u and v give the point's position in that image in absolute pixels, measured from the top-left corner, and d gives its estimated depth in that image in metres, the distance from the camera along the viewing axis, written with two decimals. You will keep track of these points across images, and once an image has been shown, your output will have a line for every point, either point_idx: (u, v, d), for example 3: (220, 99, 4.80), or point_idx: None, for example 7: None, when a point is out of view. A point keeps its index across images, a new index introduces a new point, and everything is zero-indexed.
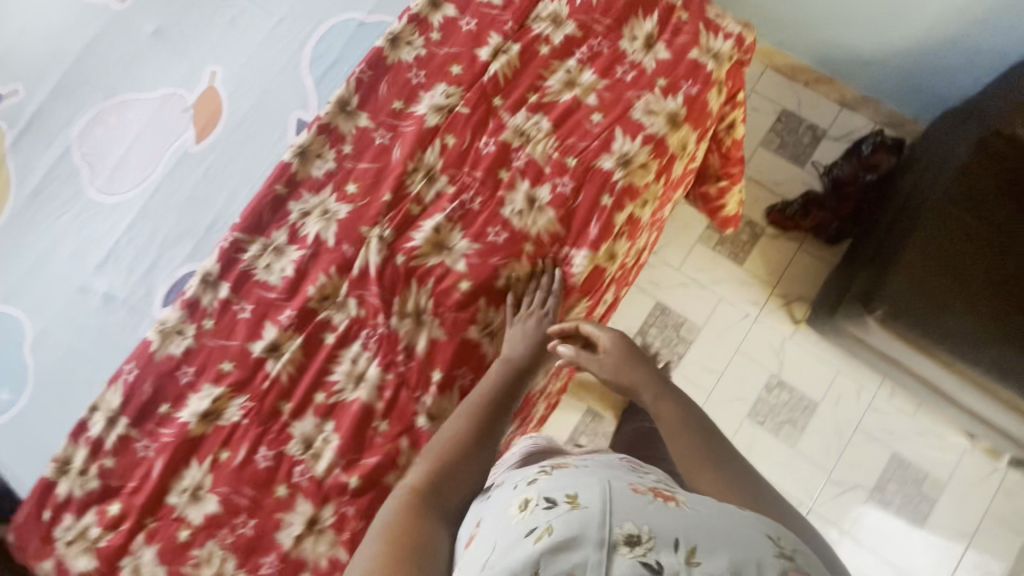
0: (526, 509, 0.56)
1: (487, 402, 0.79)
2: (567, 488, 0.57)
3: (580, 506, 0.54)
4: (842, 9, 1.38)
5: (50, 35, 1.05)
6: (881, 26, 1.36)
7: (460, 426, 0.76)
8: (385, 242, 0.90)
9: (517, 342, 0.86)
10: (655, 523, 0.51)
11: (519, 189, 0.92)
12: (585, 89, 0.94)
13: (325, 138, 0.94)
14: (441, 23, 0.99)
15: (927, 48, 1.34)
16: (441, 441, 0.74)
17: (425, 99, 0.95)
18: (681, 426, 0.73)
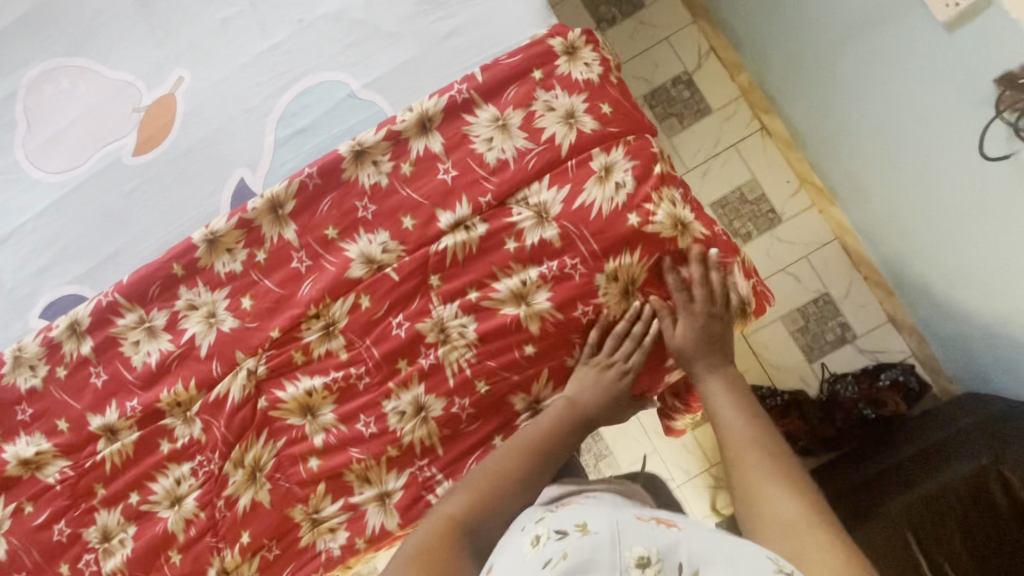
0: (538, 544, 0.61)
1: (543, 445, 0.76)
2: (574, 519, 0.63)
3: (589, 529, 0.59)
4: (937, 249, 1.35)
5: None
6: (964, 276, 1.30)
7: (506, 455, 0.75)
8: (252, 378, 0.82)
9: (587, 390, 0.79)
10: (658, 542, 0.58)
11: (410, 391, 0.80)
12: (531, 312, 0.80)
13: (242, 236, 0.84)
14: (418, 156, 0.84)
15: (1001, 341, 1.30)
16: (486, 471, 0.74)
17: (360, 239, 0.83)
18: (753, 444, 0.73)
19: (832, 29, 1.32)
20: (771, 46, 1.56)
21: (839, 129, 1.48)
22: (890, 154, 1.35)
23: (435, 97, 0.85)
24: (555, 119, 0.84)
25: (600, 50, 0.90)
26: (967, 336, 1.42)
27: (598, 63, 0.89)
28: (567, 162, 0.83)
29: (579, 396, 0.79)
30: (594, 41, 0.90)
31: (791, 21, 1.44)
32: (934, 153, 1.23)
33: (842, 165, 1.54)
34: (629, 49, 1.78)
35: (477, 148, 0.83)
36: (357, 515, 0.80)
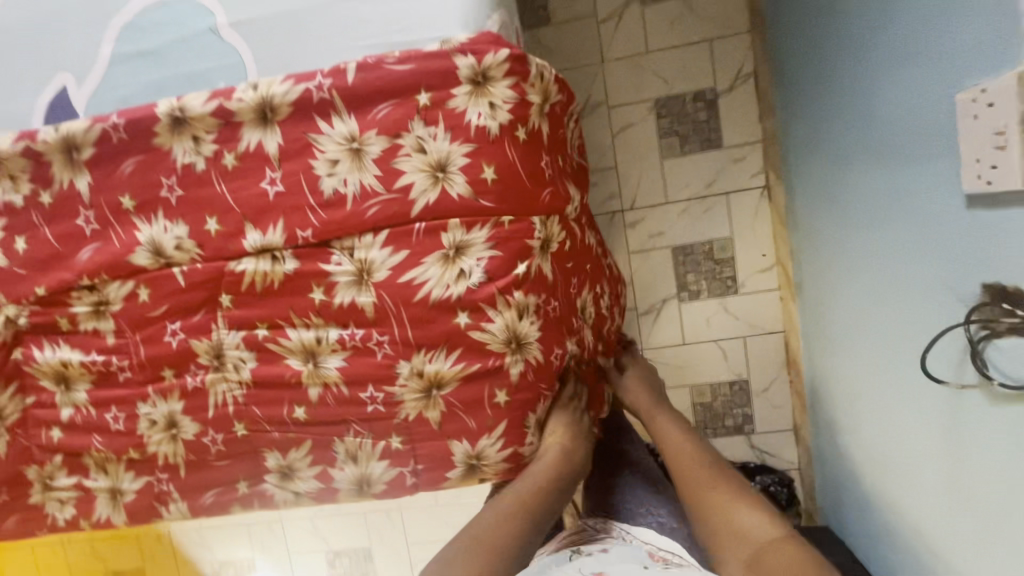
0: None
1: (534, 492, 0.69)
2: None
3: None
4: (858, 398, 1.21)
5: None
6: (872, 438, 1.17)
7: (504, 515, 0.66)
8: (11, 327, 0.74)
9: (576, 444, 0.76)
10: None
11: (168, 403, 0.73)
12: (314, 374, 0.71)
13: (28, 168, 0.71)
14: (247, 151, 0.68)
15: (875, 511, 1.21)
16: (481, 536, 0.63)
17: (155, 222, 0.70)
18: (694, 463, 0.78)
19: (863, 131, 1.05)
20: (806, 107, 1.27)
21: (829, 236, 1.25)
22: (859, 295, 1.16)
23: (289, 82, 0.67)
24: (420, 165, 0.68)
25: (523, 88, 0.69)
26: (848, 484, 1.33)
27: (510, 107, 0.69)
28: (415, 224, 0.68)
29: (570, 448, 0.75)
30: (520, 73, 0.69)
31: (831, 93, 1.14)
32: (893, 324, 1.04)
33: (818, 273, 1.34)
34: (660, 38, 1.49)
35: (317, 167, 0.67)
36: (87, 498, 0.78)
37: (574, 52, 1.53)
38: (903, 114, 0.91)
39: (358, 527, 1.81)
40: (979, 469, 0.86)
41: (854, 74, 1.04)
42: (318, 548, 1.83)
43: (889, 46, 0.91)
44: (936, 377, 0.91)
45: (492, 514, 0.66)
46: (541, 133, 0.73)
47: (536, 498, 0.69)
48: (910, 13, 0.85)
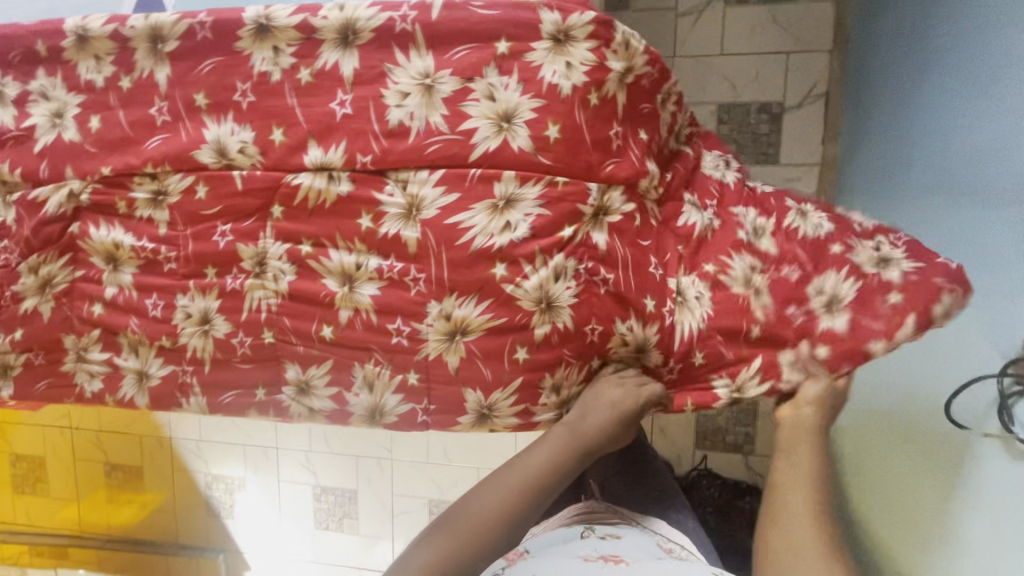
0: None
1: (529, 483, 0.71)
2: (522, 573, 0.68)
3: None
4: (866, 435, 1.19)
5: None
6: (874, 477, 1.15)
7: (494, 496, 0.70)
8: (73, 201, 0.78)
9: (592, 415, 0.73)
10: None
11: (206, 300, 0.76)
12: (348, 298, 0.72)
13: (114, 51, 0.74)
14: (323, 69, 0.69)
15: None
16: (468, 512, 0.69)
17: (224, 124, 0.72)
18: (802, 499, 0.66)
19: (934, 162, 0.99)
20: (879, 130, 1.21)
21: (871, 266, 1.21)
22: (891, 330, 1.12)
23: (375, 9, 0.68)
24: (487, 112, 0.68)
25: (602, 53, 0.69)
26: None
27: (585, 69, 0.68)
28: (471, 168, 0.69)
29: (584, 419, 0.73)
30: (601, 38, 0.69)
31: (908, 118, 1.08)
32: (919, 365, 1.00)
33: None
34: (736, 42, 1.46)
35: (387, 96, 0.69)
36: (116, 375, 0.82)
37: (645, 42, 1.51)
38: (982, 150, 0.86)
39: (349, 470, 1.85)
40: (984, 527, 0.84)
41: (938, 101, 0.98)
42: (307, 480, 1.89)
43: (982, 82, 0.86)
44: (957, 422, 0.89)
45: (484, 495, 0.70)
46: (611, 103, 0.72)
47: (530, 483, 0.71)
48: (1014, 43, 0.79)
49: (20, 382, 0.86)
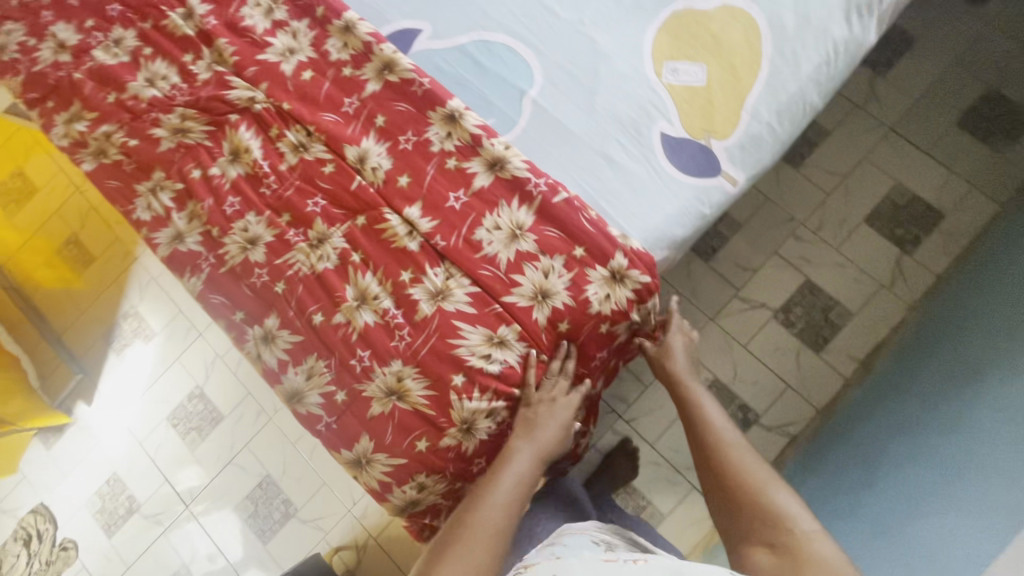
0: None
1: (515, 488, 0.75)
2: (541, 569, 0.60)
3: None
4: None
5: None
6: None
7: (503, 506, 0.72)
8: (247, 103, 0.97)
9: (548, 424, 0.83)
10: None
11: (263, 230, 0.93)
12: (349, 310, 0.88)
13: (357, 50, 0.96)
14: (465, 170, 0.90)
15: None
16: (483, 527, 0.69)
17: (379, 145, 0.92)
18: (727, 439, 0.81)
19: (1010, 419, 1.01)
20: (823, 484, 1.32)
21: (884, 505, 1.13)
22: None
23: (525, 166, 0.89)
24: (535, 280, 0.87)
25: (633, 305, 0.89)
26: None
27: (616, 306, 0.87)
28: (496, 304, 0.86)
29: (540, 428, 0.83)
30: (641, 295, 0.89)
31: (983, 376, 1.12)
32: None
33: None
34: (761, 344, 1.67)
35: (486, 218, 0.88)
36: (162, 221, 0.97)
37: (702, 291, 1.73)
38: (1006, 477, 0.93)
39: (232, 397, 1.85)
40: None
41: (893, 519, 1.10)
42: (195, 377, 1.89)
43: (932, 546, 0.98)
44: None
45: (489, 507, 0.71)
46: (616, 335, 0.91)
47: (520, 488, 0.75)
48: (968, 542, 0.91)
49: (101, 167, 1.02)
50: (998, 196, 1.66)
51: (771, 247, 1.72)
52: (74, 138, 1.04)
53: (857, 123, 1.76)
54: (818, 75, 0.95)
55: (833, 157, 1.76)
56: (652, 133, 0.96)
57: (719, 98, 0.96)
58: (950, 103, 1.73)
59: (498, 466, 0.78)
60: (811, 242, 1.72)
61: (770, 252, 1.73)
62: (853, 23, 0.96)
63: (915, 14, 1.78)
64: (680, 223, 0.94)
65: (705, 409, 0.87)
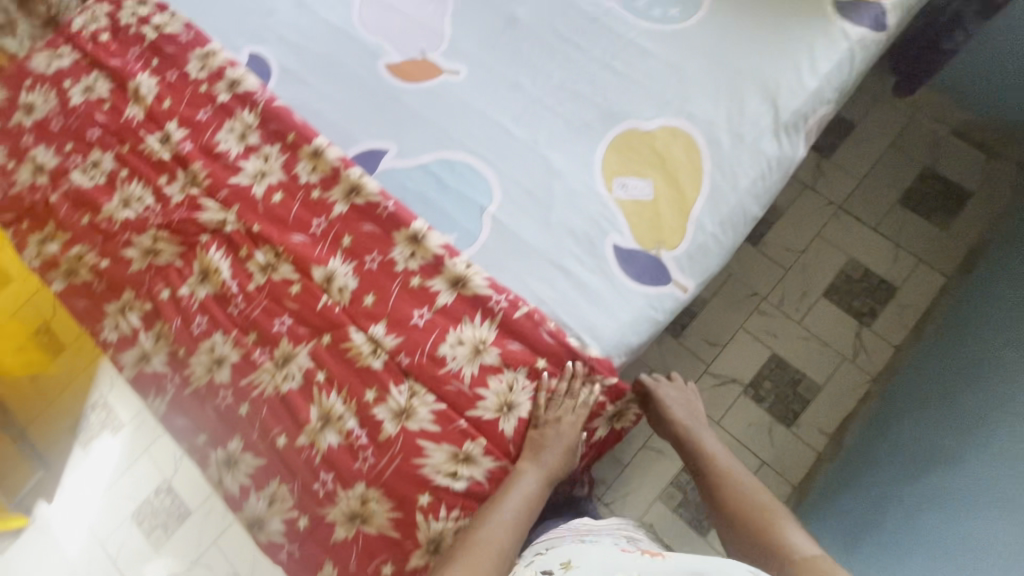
0: None
1: (520, 506, 0.83)
2: (561, 557, 0.77)
3: (574, 567, 0.74)
4: None
5: None
6: None
7: (506, 527, 0.81)
8: (218, 224, 1.01)
9: (555, 445, 0.87)
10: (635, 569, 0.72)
11: (230, 349, 0.94)
12: (315, 431, 0.89)
13: (325, 173, 1.02)
14: (428, 288, 0.93)
15: None
16: (486, 543, 0.79)
17: (345, 264, 0.96)
18: (739, 484, 1.00)
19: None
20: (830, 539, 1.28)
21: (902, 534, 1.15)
22: None
23: (487, 283, 0.93)
24: (499, 394, 0.88)
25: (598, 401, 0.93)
26: None
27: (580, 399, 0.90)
28: (460, 420, 0.87)
29: (548, 450, 0.87)
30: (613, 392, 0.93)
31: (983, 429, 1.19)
32: None
33: None
34: (735, 418, 1.70)
35: (450, 334, 0.91)
36: (129, 341, 0.98)
37: (675, 366, 1.76)
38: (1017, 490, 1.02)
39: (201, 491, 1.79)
40: None
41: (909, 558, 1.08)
42: (163, 470, 1.83)
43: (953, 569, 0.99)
44: None
45: (492, 526, 0.80)
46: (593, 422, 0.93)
47: (525, 506, 0.83)
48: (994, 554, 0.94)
49: (71, 287, 1.04)
50: (944, 270, 1.75)
51: (738, 322, 1.78)
52: (46, 258, 1.06)
53: (808, 201, 1.87)
54: (755, 188, 1.03)
55: (790, 233, 1.85)
56: (606, 245, 1.01)
57: (667, 212, 1.03)
58: (893, 181, 1.85)
59: (505, 486, 0.85)
60: (776, 316, 1.78)
61: (737, 326, 1.78)
62: (783, 141, 1.04)
63: (852, 101, 1.93)
64: (636, 330, 0.98)
65: (717, 460, 1.06)
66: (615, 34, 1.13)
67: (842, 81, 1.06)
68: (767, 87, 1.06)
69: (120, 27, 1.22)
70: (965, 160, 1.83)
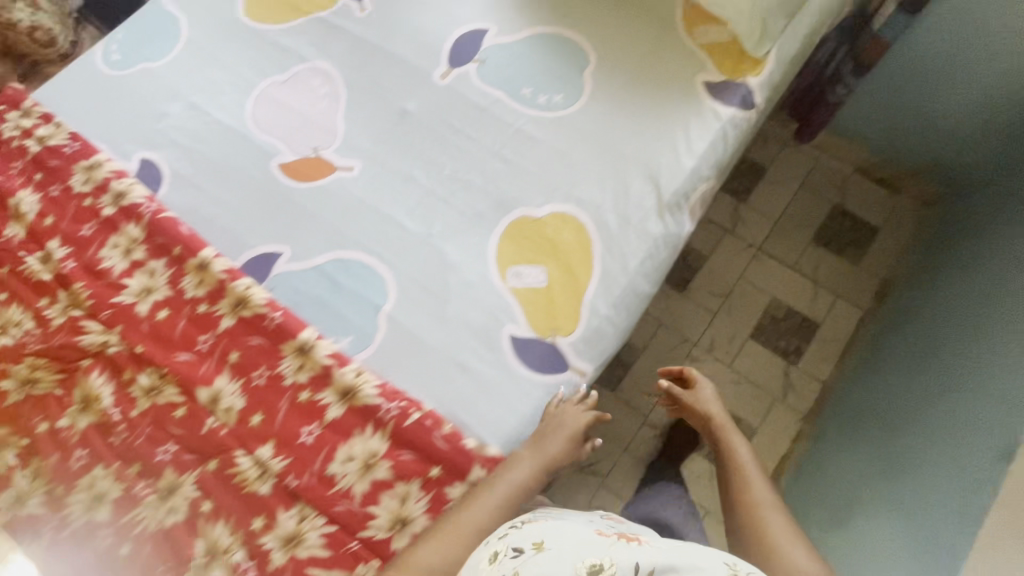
0: (497, 559, 0.73)
1: (513, 489, 0.88)
2: (532, 536, 0.75)
3: (547, 545, 0.72)
4: None
5: (395, 35, 1.24)
6: None
7: (491, 508, 0.85)
8: (99, 348, 0.98)
9: (552, 438, 0.93)
10: (614, 558, 0.69)
11: (111, 484, 0.90)
12: (200, 567, 0.84)
13: (211, 286, 1.00)
14: (318, 401, 0.92)
15: None
16: (467, 524, 0.83)
17: (232, 383, 0.94)
18: (763, 492, 1.03)
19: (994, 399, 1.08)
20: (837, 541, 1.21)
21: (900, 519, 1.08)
22: None
23: (377, 392, 0.92)
24: (392, 509, 0.86)
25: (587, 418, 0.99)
26: None
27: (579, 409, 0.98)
28: (352, 542, 0.85)
29: (548, 441, 0.93)
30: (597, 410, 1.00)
31: (919, 441, 1.21)
32: None
33: None
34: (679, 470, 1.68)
35: (340, 450, 0.89)
36: (4, 481, 0.93)
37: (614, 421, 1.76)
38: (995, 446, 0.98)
39: None
40: None
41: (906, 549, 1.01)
42: None
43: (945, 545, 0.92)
44: None
45: (479, 507, 0.85)
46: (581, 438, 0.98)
47: (512, 494, 0.87)
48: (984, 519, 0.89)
49: None
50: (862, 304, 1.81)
51: None
52: None
53: (729, 245, 1.92)
54: (644, 268, 1.06)
55: (715, 277, 1.90)
56: (502, 337, 1.01)
57: (560, 299, 1.04)
58: (806, 220, 1.92)
59: (497, 472, 0.89)
60: (708, 361, 1.81)
61: None
62: (668, 220, 1.08)
63: (762, 146, 2.01)
64: (536, 422, 0.98)
65: (744, 461, 1.10)
66: (503, 122, 1.16)
67: (718, 158, 1.10)
68: (648, 168, 1.09)
69: (3, 140, 1.19)
70: (870, 196, 1.92)
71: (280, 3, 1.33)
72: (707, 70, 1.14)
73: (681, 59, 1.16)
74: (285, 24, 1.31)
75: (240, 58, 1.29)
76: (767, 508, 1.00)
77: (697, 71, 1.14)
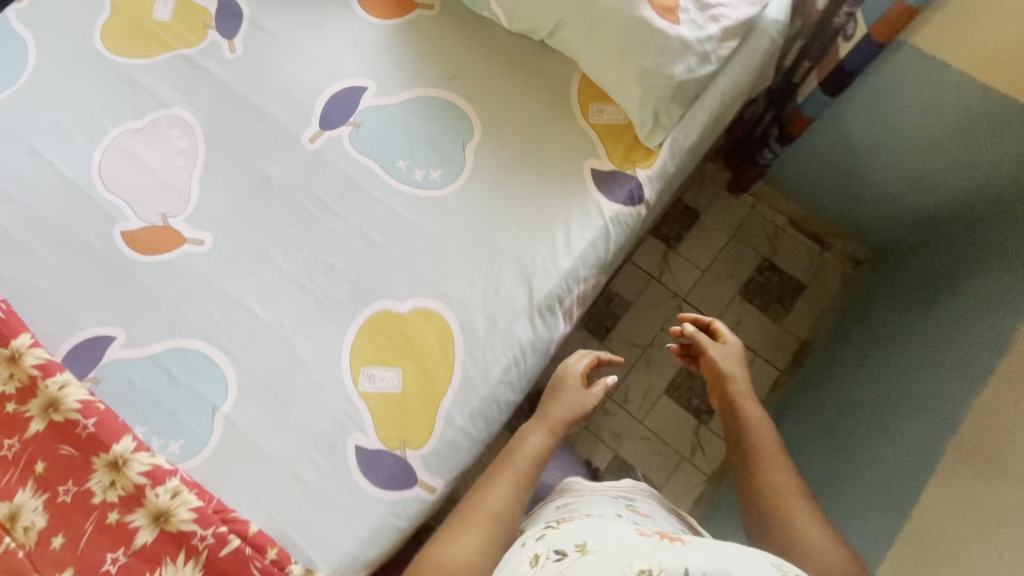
0: (540, 564, 0.70)
1: (523, 459, 1.00)
2: (575, 539, 0.71)
3: (590, 546, 0.69)
4: None
5: (266, 86, 1.12)
6: None
7: (505, 487, 0.95)
8: None
9: (558, 405, 1.08)
10: (661, 559, 0.64)
11: None
12: None
13: (22, 382, 0.90)
14: (127, 523, 0.85)
15: None
16: (485, 506, 0.92)
17: (35, 497, 0.86)
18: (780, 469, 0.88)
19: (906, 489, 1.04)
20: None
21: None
22: None
23: (193, 516, 0.85)
24: None
25: (591, 372, 1.14)
26: None
27: (581, 364, 1.15)
28: None
29: (549, 412, 1.08)
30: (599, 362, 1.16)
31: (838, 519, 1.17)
32: None
33: None
34: None
35: None
36: None
37: None
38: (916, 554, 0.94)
39: None
40: None
41: None
42: None
43: None
44: None
45: (495, 488, 0.95)
46: (592, 391, 1.11)
47: (526, 468, 0.99)
48: None
49: None
50: (780, 363, 1.78)
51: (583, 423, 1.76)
52: None
53: (655, 294, 1.86)
54: (508, 376, 0.99)
55: (637, 327, 1.84)
56: (347, 447, 0.95)
57: (414, 406, 0.97)
58: (733, 272, 1.87)
59: (511, 448, 1.03)
60: (620, 414, 1.78)
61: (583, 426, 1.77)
62: (538, 324, 1.01)
63: (698, 189, 1.93)
64: (374, 543, 0.92)
65: (756, 426, 0.94)
66: (374, 199, 1.06)
67: (599, 258, 1.03)
68: (522, 265, 1.01)
69: None
70: (802, 251, 1.87)
71: (142, 34, 1.18)
72: (597, 155, 1.05)
73: (572, 138, 1.06)
74: (146, 60, 1.17)
75: (91, 97, 1.15)
76: (792, 503, 0.83)
77: (587, 155, 1.05)
